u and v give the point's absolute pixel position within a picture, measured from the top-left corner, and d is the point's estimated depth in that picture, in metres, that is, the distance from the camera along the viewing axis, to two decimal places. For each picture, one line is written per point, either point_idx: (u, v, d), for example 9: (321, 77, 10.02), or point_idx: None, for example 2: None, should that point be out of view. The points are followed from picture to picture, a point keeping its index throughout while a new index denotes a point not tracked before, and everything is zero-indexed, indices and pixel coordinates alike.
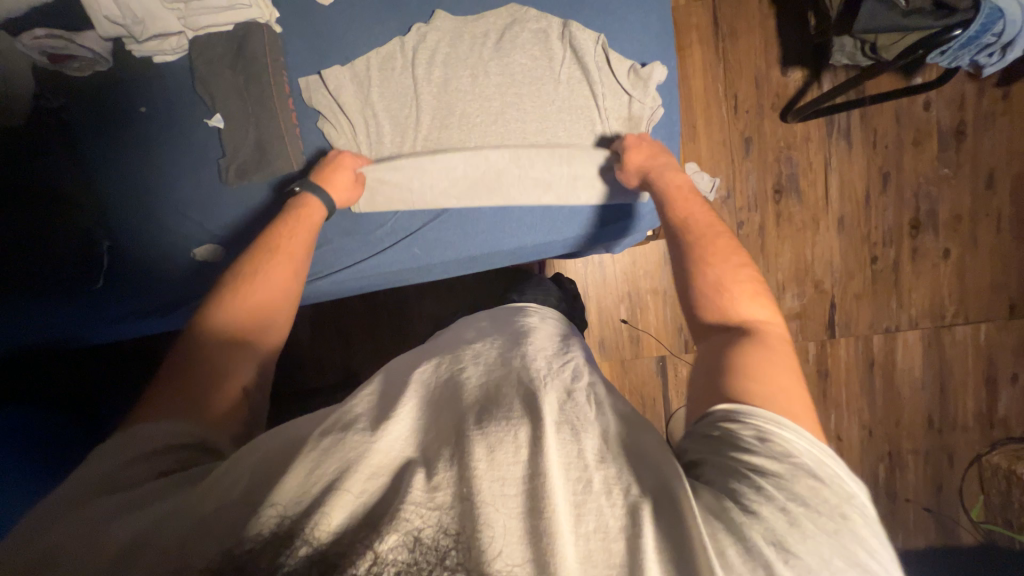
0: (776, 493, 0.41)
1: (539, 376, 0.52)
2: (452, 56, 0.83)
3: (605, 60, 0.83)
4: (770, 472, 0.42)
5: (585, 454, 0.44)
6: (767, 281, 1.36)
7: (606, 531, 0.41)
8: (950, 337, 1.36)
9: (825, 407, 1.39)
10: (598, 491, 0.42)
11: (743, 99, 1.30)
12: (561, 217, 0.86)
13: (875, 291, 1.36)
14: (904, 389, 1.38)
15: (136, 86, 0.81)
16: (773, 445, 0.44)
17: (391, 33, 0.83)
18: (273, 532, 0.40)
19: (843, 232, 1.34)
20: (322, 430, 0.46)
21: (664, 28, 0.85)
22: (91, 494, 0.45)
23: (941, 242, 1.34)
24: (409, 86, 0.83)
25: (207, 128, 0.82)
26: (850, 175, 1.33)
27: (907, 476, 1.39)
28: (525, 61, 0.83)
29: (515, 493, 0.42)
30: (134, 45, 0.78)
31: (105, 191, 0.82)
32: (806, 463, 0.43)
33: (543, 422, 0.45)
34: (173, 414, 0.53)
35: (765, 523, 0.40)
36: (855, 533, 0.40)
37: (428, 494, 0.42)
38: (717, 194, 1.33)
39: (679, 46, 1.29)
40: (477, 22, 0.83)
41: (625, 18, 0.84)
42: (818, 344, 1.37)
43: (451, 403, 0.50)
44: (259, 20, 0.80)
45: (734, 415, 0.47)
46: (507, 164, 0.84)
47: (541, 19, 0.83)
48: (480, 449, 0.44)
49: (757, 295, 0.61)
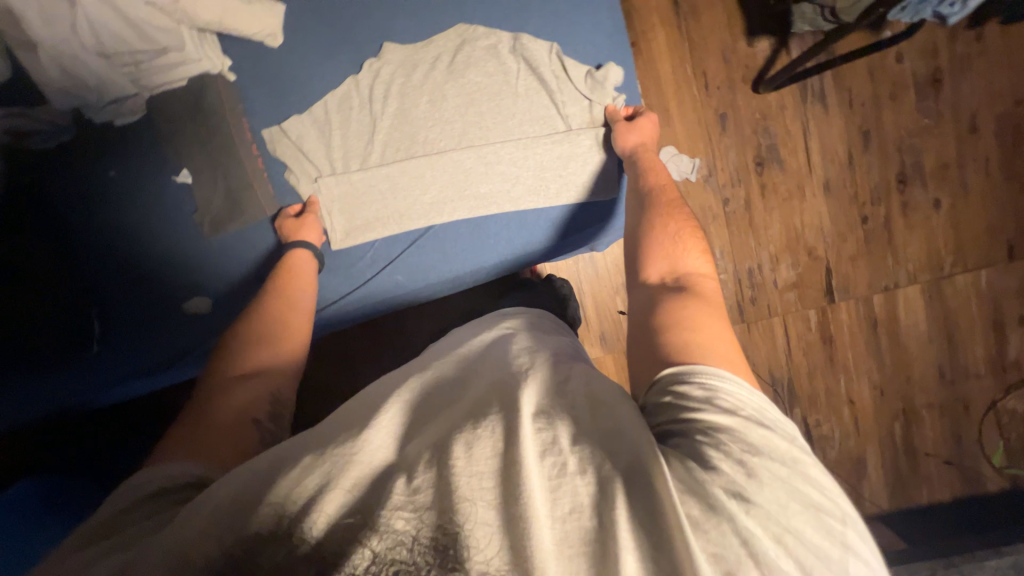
0: (732, 447, 0.42)
1: (518, 372, 0.53)
2: (406, 86, 0.83)
3: (561, 68, 0.83)
4: (723, 426, 0.44)
5: (560, 440, 0.44)
6: (760, 254, 1.35)
7: (582, 511, 0.40)
8: (952, 287, 1.35)
9: (834, 373, 1.38)
10: (574, 473, 0.42)
11: (713, 76, 1.29)
12: (536, 226, 0.85)
13: (869, 250, 1.35)
14: (911, 345, 1.37)
15: (103, 150, 0.81)
16: (720, 399, 0.46)
17: (343, 69, 0.83)
18: (264, 541, 0.41)
19: (830, 195, 1.33)
20: (310, 449, 0.47)
21: (616, 26, 0.83)
22: (86, 538, 0.44)
23: (931, 193, 1.32)
24: (368, 120, 0.83)
25: (176, 185, 0.82)
26: (831, 138, 1.31)
27: (924, 431, 1.38)
28: (481, 78, 0.83)
29: (492, 485, 0.41)
30: (93, 112, 0.79)
31: (89, 257, 0.83)
32: (752, 414, 0.45)
33: (518, 413, 0.45)
34: (181, 456, 0.54)
35: (726, 476, 0.40)
36: (805, 477, 0.42)
37: (408, 497, 0.41)
38: (699, 174, 1.32)
39: (642, 31, 1.28)
40: (426, 48, 0.83)
41: (575, 20, 0.83)
42: (819, 311, 1.37)
43: (435, 410, 0.51)
44: (213, 71, 0.81)
45: (682, 375, 0.49)
46: (474, 184, 0.83)
47: (489, 35, 0.82)
48: (459, 446, 0.44)
49: (695, 251, 0.67)
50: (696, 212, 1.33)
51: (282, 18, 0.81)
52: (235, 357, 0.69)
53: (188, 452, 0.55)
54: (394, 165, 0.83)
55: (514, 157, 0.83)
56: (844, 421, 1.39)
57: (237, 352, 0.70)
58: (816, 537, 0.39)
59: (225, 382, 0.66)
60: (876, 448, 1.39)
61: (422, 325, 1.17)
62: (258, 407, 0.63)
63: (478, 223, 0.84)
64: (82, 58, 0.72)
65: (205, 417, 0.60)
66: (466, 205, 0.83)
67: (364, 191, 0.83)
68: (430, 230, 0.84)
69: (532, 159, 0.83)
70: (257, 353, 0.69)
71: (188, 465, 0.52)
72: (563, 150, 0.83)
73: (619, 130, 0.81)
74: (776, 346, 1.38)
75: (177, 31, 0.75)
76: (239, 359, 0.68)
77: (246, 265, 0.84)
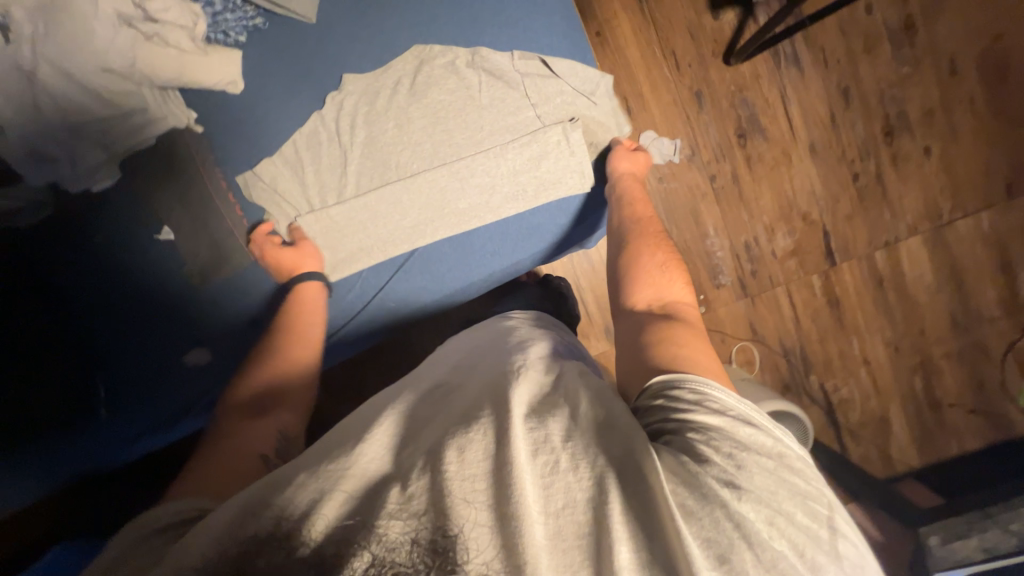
0: (722, 442, 0.44)
1: (506, 371, 0.54)
2: (371, 114, 0.82)
3: (522, 72, 0.82)
4: (714, 426, 0.46)
5: (551, 436, 0.45)
6: (754, 227, 1.33)
7: (575, 505, 0.42)
8: (953, 233, 1.32)
9: (846, 335, 1.36)
10: (565, 469, 0.43)
11: (682, 55, 1.28)
12: (520, 235, 0.85)
13: (865, 208, 1.33)
14: (920, 297, 1.35)
15: (87, 218, 0.82)
16: (711, 401, 0.48)
17: (308, 105, 0.83)
18: (254, 546, 0.40)
19: (817, 157, 1.31)
20: (306, 460, 0.47)
21: (570, 25, 0.83)
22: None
23: (920, 141, 1.30)
24: (339, 153, 0.83)
25: (160, 243, 0.82)
26: (810, 101, 1.29)
27: (945, 382, 1.36)
28: (444, 96, 0.82)
29: (485, 487, 0.43)
30: (69, 181, 0.79)
31: (90, 322, 0.83)
32: (741, 413, 0.47)
33: (509, 414, 0.47)
34: (185, 494, 0.53)
35: (718, 468, 0.43)
36: (793, 467, 0.44)
37: (403, 504, 0.42)
38: (682, 155, 1.31)
39: (606, 19, 1.27)
40: (386, 73, 0.82)
41: (531, 24, 0.82)
42: (821, 276, 1.35)
43: (427, 416, 0.52)
44: (180, 125, 0.81)
45: (671, 382, 0.50)
46: (452, 201, 0.83)
47: (446, 52, 0.82)
48: (451, 451, 0.44)
49: (676, 278, 0.68)
50: (684, 193, 1.32)
51: (237, 65, 0.81)
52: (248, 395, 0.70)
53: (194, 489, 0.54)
54: (370, 194, 0.83)
55: (487, 167, 0.83)
56: (862, 381, 1.37)
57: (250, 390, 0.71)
58: (805, 520, 0.42)
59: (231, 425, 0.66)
60: (898, 405, 1.37)
61: (426, 342, 1.17)
62: (266, 444, 0.63)
63: (461, 240, 0.84)
64: (47, 128, 0.74)
65: (212, 458, 0.60)
66: (447, 224, 0.83)
67: (344, 224, 0.83)
68: (416, 252, 0.84)
69: (506, 167, 0.83)
70: (263, 394, 0.70)
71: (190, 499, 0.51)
72: (535, 152, 0.82)
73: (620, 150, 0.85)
74: (783, 316, 1.36)
75: (138, 91, 0.77)
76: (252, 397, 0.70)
77: (239, 311, 0.85)
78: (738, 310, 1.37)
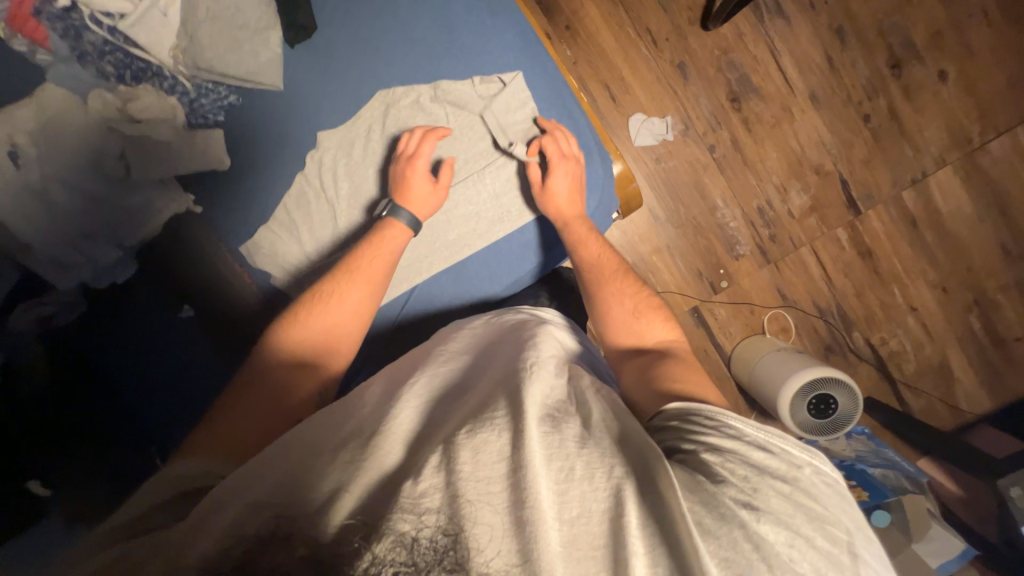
0: (736, 465, 0.45)
1: (522, 370, 0.55)
2: (351, 165, 0.84)
3: (482, 96, 0.83)
4: (728, 448, 0.46)
5: (566, 442, 0.47)
6: (765, 190, 1.28)
7: (590, 515, 0.42)
8: (989, 157, 1.22)
9: (885, 285, 1.28)
10: (580, 478, 0.44)
11: (658, 30, 1.24)
12: (515, 253, 0.86)
13: (882, 148, 1.25)
14: (962, 231, 1.25)
15: (128, 304, 0.84)
16: (725, 425, 0.48)
17: (291, 170, 0.84)
18: (260, 544, 0.39)
19: (821, 106, 1.24)
20: (319, 452, 0.48)
21: (523, 37, 0.83)
22: (114, 536, 0.44)
23: (933, 66, 1.21)
24: (328, 212, 0.85)
25: (184, 319, 0.85)
26: (802, 50, 1.23)
27: (1006, 316, 1.26)
28: (415, 135, 0.84)
29: (499, 489, 0.43)
30: (96, 281, 0.81)
31: (149, 395, 0.83)
32: (757, 436, 0.47)
33: (525, 415, 0.48)
34: (204, 451, 0.55)
35: (733, 488, 0.43)
36: (809, 490, 0.43)
37: (417, 499, 0.42)
38: (676, 131, 1.27)
39: (573, 11, 1.24)
40: (357, 122, 0.84)
41: (486, 46, 0.83)
42: (847, 227, 1.28)
43: (440, 415, 0.53)
44: (182, 209, 0.82)
45: (688, 408, 0.52)
46: (441, 235, 0.86)
47: (408, 91, 0.83)
48: (465, 450, 0.45)
49: (656, 317, 0.72)
50: (685, 169, 1.27)
51: (220, 141, 0.81)
52: (310, 330, 0.71)
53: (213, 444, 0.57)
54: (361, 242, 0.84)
55: (468, 196, 0.86)
56: (912, 330, 1.29)
57: (315, 326, 0.71)
58: (824, 544, 0.41)
59: (269, 366, 0.68)
60: (957, 349, 1.28)
61: None
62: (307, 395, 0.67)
63: (457, 271, 0.86)
64: (62, 236, 0.76)
65: (245, 403, 0.63)
66: (441, 258, 0.86)
67: None
68: (415, 290, 0.86)
69: (485, 192, 0.85)
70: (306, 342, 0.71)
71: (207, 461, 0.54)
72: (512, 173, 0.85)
73: (538, 197, 0.82)
74: (813, 277, 1.29)
75: (140, 189, 0.79)
76: (311, 333, 0.71)
77: None
78: (763, 278, 1.30)
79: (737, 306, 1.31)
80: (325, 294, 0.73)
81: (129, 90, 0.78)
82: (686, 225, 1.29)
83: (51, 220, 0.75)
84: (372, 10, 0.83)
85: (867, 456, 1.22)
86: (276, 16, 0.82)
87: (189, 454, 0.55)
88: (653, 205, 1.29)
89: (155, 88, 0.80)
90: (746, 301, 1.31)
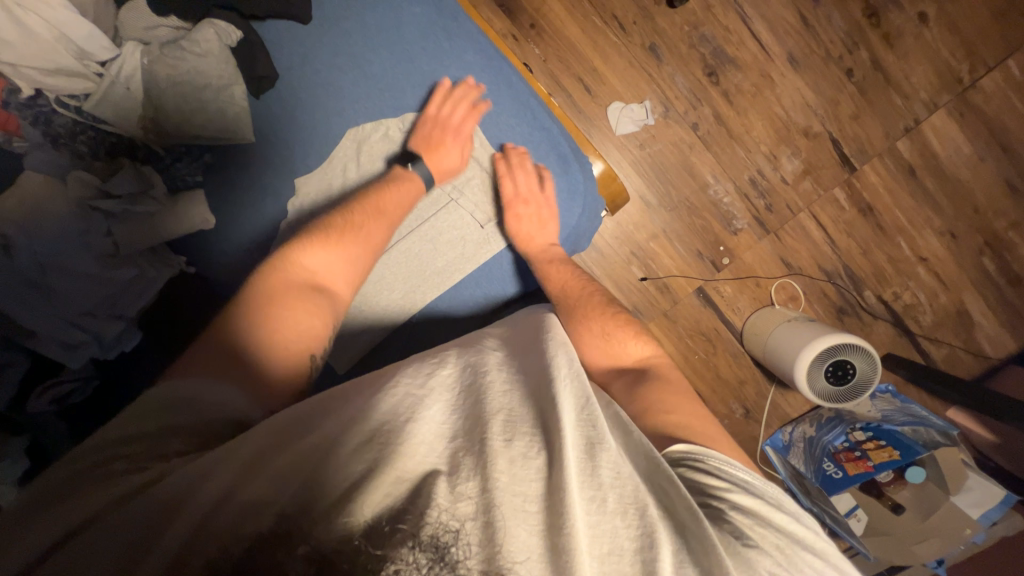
0: (761, 528, 0.49)
1: (556, 381, 0.54)
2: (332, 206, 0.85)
3: None
4: (749, 507, 0.51)
5: (600, 473, 0.47)
6: (754, 160, 1.25)
7: (621, 553, 0.44)
8: (981, 95, 1.20)
9: (890, 240, 1.25)
10: (613, 512, 0.45)
11: (624, 14, 1.22)
12: (505, 271, 0.88)
13: (870, 101, 1.22)
14: (963, 174, 1.22)
15: (123, 368, 0.86)
16: (736, 478, 0.54)
17: (275, 220, 0.85)
18: (256, 544, 0.39)
19: (801, 68, 1.22)
20: (348, 437, 0.46)
21: (480, 56, 0.87)
22: (116, 471, 0.46)
23: (911, 11, 1.18)
24: None
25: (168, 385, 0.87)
26: (774, 13, 1.20)
27: (1018, 253, 1.24)
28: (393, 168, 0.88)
29: (534, 509, 0.44)
30: (106, 353, 0.80)
31: None
32: (767, 493, 0.53)
33: (561, 431, 0.48)
34: (202, 373, 0.56)
35: (764, 554, 0.47)
36: (819, 554, 0.50)
37: (451, 501, 0.43)
38: (656, 114, 1.24)
39: (535, 8, 1.22)
40: (332, 163, 0.86)
41: (447, 72, 0.87)
42: (844, 186, 1.25)
43: (474, 405, 0.51)
44: (173, 270, 0.83)
45: (694, 452, 0.56)
46: (430, 266, 0.86)
47: (376, 128, 0.87)
48: (503, 460, 0.46)
49: (635, 335, 0.76)
50: (671, 151, 1.25)
51: (201, 202, 0.83)
52: (321, 260, 0.71)
53: (234, 374, 0.57)
54: None
55: (452, 222, 0.87)
56: (925, 282, 1.26)
57: (326, 256, 0.72)
58: None
59: (286, 290, 0.67)
60: (973, 294, 1.26)
61: None
62: (314, 322, 0.67)
63: (451, 295, 0.86)
64: (59, 319, 0.73)
65: (264, 330, 0.62)
66: (435, 287, 0.86)
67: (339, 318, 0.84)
68: (413, 321, 0.86)
69: (467, 215, 0.88)
70: (321, 275, 0.71)
71: (232, 407, 0.54)
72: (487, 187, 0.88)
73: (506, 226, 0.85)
74: (815, 241, 1.27)
75: (130, 263, 0.78)
76: (318, 261, 0.71)
77: None
78: (764, 250, 1.28)
79: (742, 281, 1.28)
80: (335, 226, 0.75)
81: (109, 168, 0.78)
82: (679, 207, 1.27)
83: (48, 307, 0.72)
84: (328, 52, 0.86)
85: (893, 415, 1.16)
86: (238, 70, 0.82)
87: (213, 385, 0.54)
88: (644, 192, 1.26)
89: (131, 161, 0.79)
90: (749, 275, 1.28)
